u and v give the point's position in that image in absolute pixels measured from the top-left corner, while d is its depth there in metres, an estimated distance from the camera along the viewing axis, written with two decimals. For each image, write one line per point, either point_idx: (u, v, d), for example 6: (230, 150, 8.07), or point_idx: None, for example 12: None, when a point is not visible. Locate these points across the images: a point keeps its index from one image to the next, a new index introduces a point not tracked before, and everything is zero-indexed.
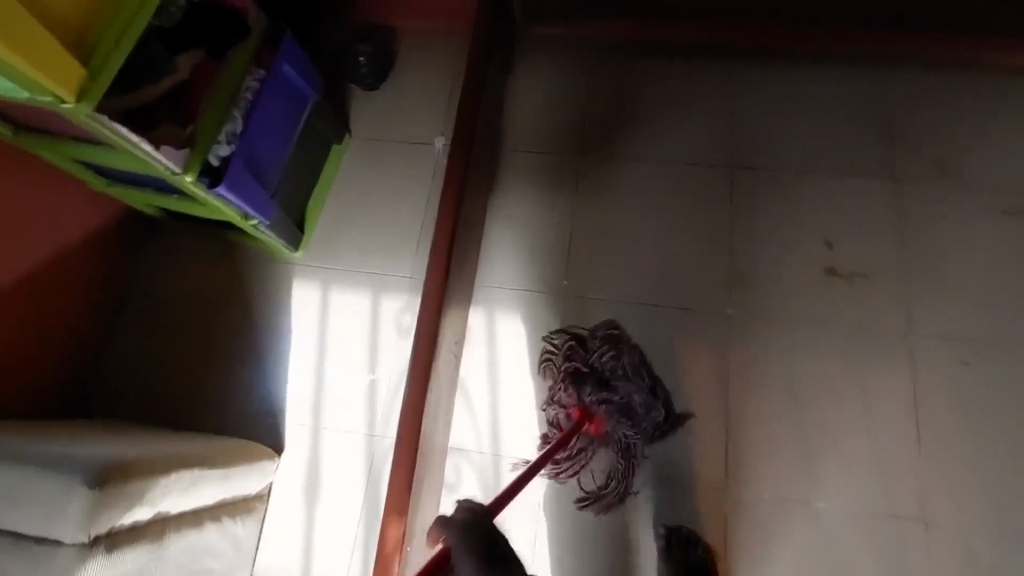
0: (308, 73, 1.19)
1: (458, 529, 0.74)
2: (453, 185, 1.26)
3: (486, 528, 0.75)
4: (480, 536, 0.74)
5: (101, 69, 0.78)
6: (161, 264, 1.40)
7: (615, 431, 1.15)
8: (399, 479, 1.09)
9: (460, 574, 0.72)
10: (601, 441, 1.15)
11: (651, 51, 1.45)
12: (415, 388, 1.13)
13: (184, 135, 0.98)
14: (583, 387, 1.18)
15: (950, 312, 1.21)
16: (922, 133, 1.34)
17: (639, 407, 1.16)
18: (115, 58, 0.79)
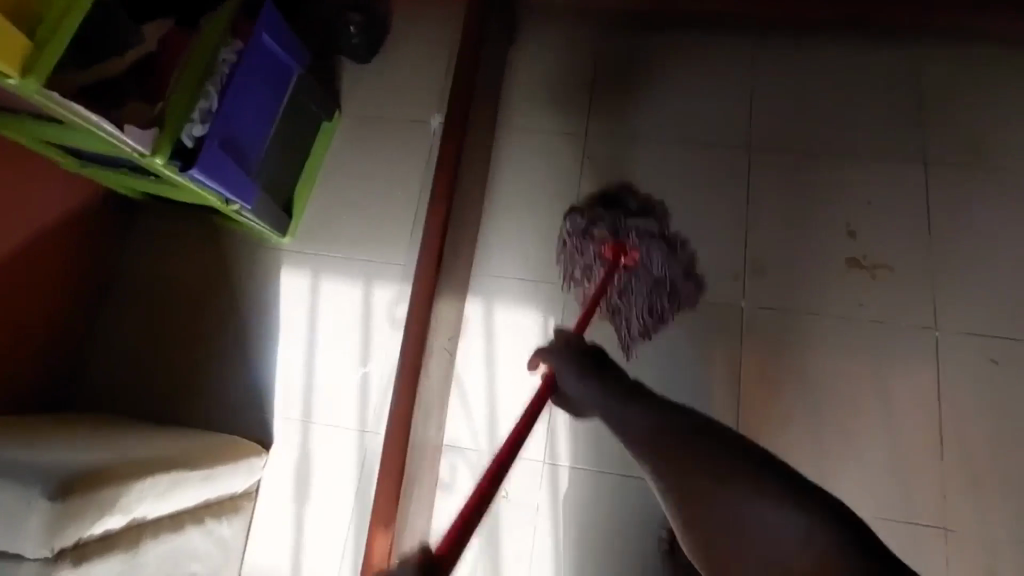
0: (292, 44, 1.10)
1: (559, 354, 0.87)
2: (446, 166, 1.16)
3: (580, 349, 0.87)
4: (578, 354, 0.86)
5: (46, 42, 0.70)
6: (144, 249, 1.33)
7: (651, 258, 1.17)
8: (386, 490, 1.02)
9: (568, 382, 0.85)
10: (638, 271, 1.16)
11: (663, 24, 1.35)
12: (403, 392, 1.05)
13: (152, 114, 0.90)
14: (614, 226, 1.18)
15: (980, 309, 1.13)
16: (957, 115, 1.24)
17: (663, 244, 1.18)
18: (61, 29, 0.71)
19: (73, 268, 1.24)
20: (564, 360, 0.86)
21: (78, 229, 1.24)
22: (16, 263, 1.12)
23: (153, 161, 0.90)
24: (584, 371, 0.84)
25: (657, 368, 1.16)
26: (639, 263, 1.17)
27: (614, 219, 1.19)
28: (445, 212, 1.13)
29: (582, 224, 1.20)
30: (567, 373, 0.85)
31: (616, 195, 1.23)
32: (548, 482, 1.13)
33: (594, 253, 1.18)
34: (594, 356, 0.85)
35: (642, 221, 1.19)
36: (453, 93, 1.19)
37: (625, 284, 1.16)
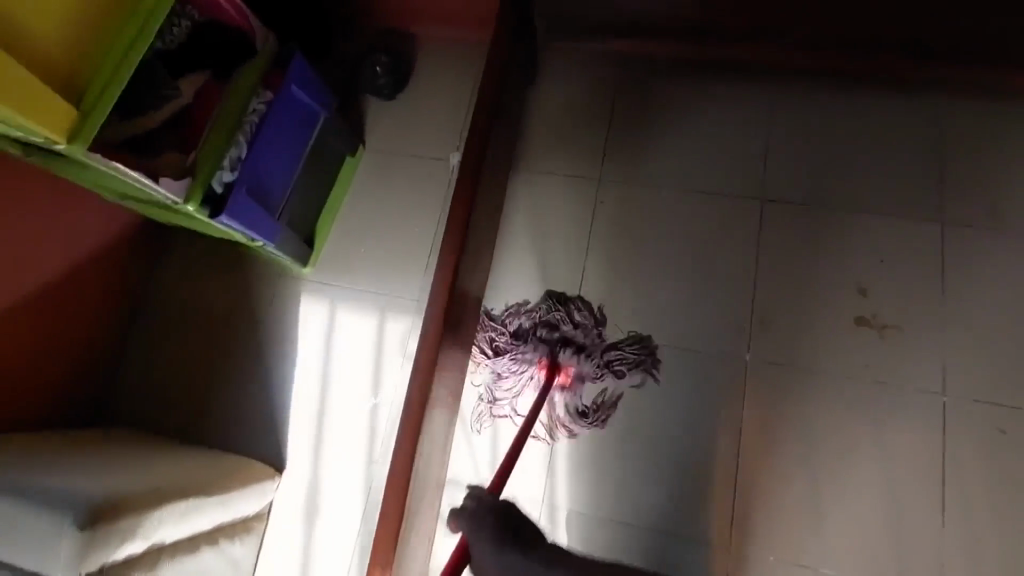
0: (318, 90, 1.15)
1: (470, 519, 0.89)
2: (460, 208, 1.16)
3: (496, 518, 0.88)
4: (492, 520, 0.88)
5: (90, 109, 0.76)
6: (176, 273, 1.40)
7: (593, 358, 1.18)
8: (386, 528, 1.03)
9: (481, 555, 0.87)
10: (580, 373, 1.17)
11: (682, 70, 1.36)
12: (406, 437, 1.07)
13: (186, 164, 0.96)
14: (542, 333, 1.20)
15: (990, 375, 1.12)
16: (977, 174, 1.22)
17: (591, 334, 1.20)
18: (104, 98, 0.77)
19: (108, 290, 1.32)
20: (477, 524, 0.88)
21: (114, 254, 1.31)
22: (58, 288, 1.20)
23: (186, 208, 0.96)
24: (499, 541, 0.86)
25: (658, 414, 1.18)
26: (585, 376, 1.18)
27: (561, 330, 1.20)
28: (457, 256, 1.13)
29: (514, 333, 1.21)
30: (484, 550, 0.86)
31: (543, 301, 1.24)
32: (547, 522, 1.16)
33: (532, 365, 1.18)
34: (506, 522, 0.88)
35: (569, 324, 1.21)
36: (471, 131, 1.18)
37: (574, 389, 1.17)
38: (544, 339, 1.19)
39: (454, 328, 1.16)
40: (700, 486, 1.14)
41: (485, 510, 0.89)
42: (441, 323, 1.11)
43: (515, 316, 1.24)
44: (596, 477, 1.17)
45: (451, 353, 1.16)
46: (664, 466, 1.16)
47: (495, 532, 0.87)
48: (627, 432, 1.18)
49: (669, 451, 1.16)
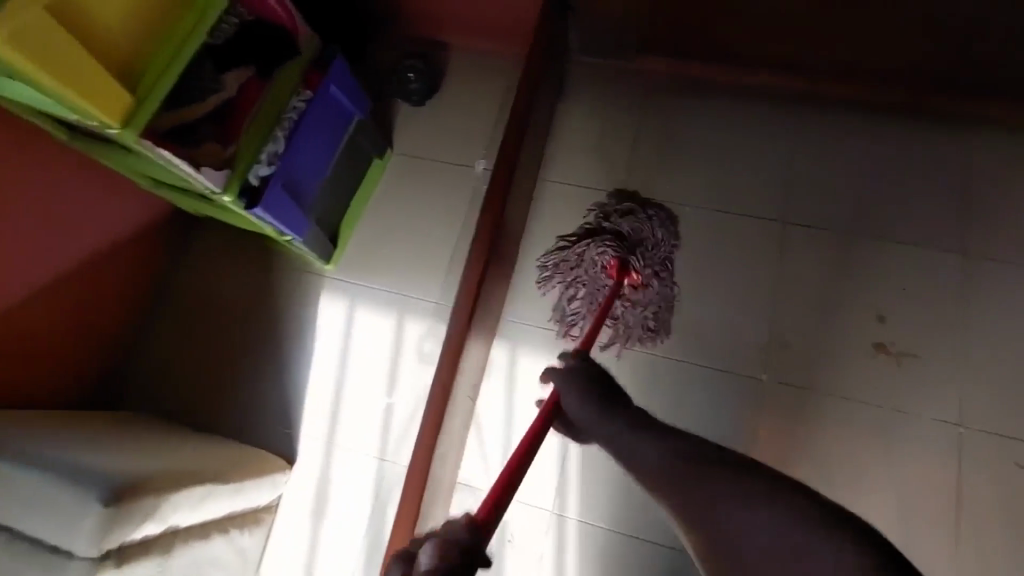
0: (355, 93, 1.18)
1: (565, 375, 0.88)
2: (491, 211, 1.19)
3: (590, 376, 0.88)
4: (585, 375, 0.88)
5: (143, 97, 0.79)
6: (199, 262, 1.43)
7: (662, 268, 1.13)
8: (402, 520, 1.06)
9: (570, 408, 0.87)
10: (649, 282, 1.12)
11: (709, 92, 1.38)
12: (427, 430, 1.09)
13: (225, 156, 0.98)
14: (620, 232, 1.14)
15: (1008, 409, 1.11)
16: (999, 210, 1.23)
17: (665, 243, 1.15)
18: (157, 86, 0.79)
19: (134, 276, 1.35)
20: (569, 379, 0.88)
21: (142, 240, 1.34)
22: (88, 270, 1.23)
23: (223, 199, 0.98)
24: (589, 392, 0.85)
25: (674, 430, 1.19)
26: (647, 283, 1.13)
27: (629, 233, 1.14)
28: (486, 256, 1.17)
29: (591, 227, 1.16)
30: (572, 402, 0.86)
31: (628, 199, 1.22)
32: (555, 531, 1.16)
33: (603, 265, 1.12)
34: (599, 378, 0.87)
35: (646, 227, 1.15)
36: (504, 139, 1.21)
37: (641, 290, 1.13)
38: (622, 235, 1.14)
39: (477, 327, 1.19)
40: None
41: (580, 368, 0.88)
42: (465, 326, 1.14)
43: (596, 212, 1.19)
44: (608, 489, 1.17)
45: (470, 356, 1.18)
46: None
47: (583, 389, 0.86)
48: None
49: None
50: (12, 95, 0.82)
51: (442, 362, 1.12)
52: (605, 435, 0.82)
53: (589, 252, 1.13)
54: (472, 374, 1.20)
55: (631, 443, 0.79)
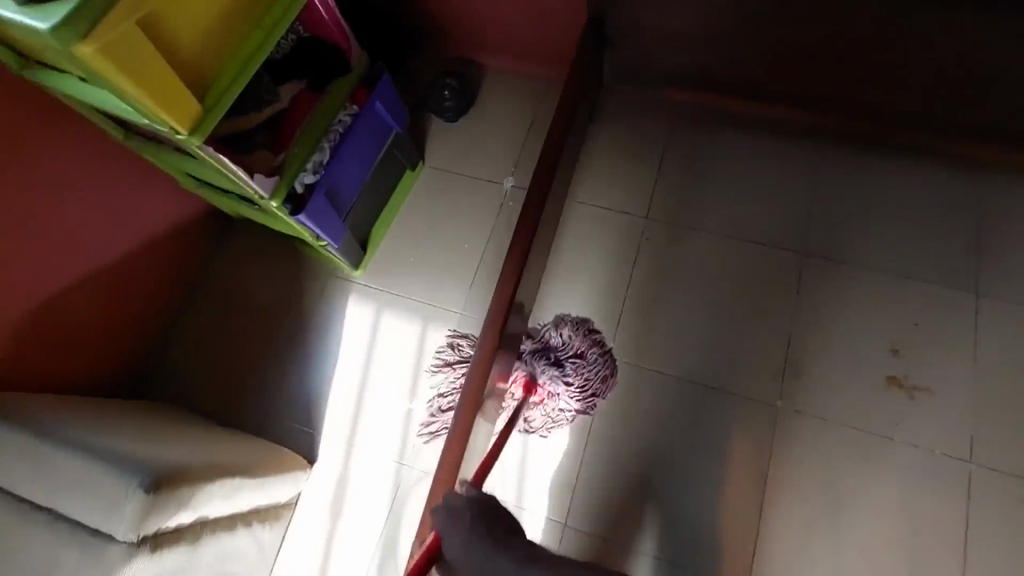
0: (397, 109, 1.23)
1: (448, 514, 0.85)
2: (525, 225, 1.21)
3: (480, 509, 0.85)
4: (473, 514, 0.84)
5: (209, 106, 0.84)
6: (230, 262, 1.47)
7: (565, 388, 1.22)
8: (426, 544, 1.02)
9: (451, 546, 0.82)
10: (549, 400, 1.23)
11: (734, 124, 1.43)
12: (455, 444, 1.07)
13: (275, 162, 1.04)
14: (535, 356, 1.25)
15: (1018, 448, 1.13)
16: (1015, 252, 1.26)
17: (576, 366, 1.23)
18: (224, 98, 0.85)
19: (171, 271, 1.39)
20: (454, 517, 0.84)
21: (181, 237, 1.39)
22: (128, 262, 1.27)
23: (270, 204, 1.03)
24: (472, 533, 0.81)
25: (687, 451, 1.22)
26: (548, 399, 1.23)
27: (540, 354, 1.24)
28: (519, 267, 1.18)
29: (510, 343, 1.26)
30: (457, 547, 0.82)
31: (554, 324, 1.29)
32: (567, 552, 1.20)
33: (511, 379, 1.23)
34: (485, 515, 0.84)
35: (558, 349, 1.25)
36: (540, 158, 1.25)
37: (545, 406, 1.23)
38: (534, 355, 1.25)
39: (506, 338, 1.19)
40: (720, 523, 1.17)
41: (466, 503, 0.86)
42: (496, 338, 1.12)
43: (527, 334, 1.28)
44: (620, 509, 1.21)
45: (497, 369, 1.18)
46: (690, 501, 1.19)
47: (467, 529, 0.82)
48: (654, 468, 1.22)
49: (694, 492, 1.20)
50: (82, 95, 0.86)
51: (469, 378, 1.09)
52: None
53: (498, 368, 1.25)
54: (497, 391, 1.19)
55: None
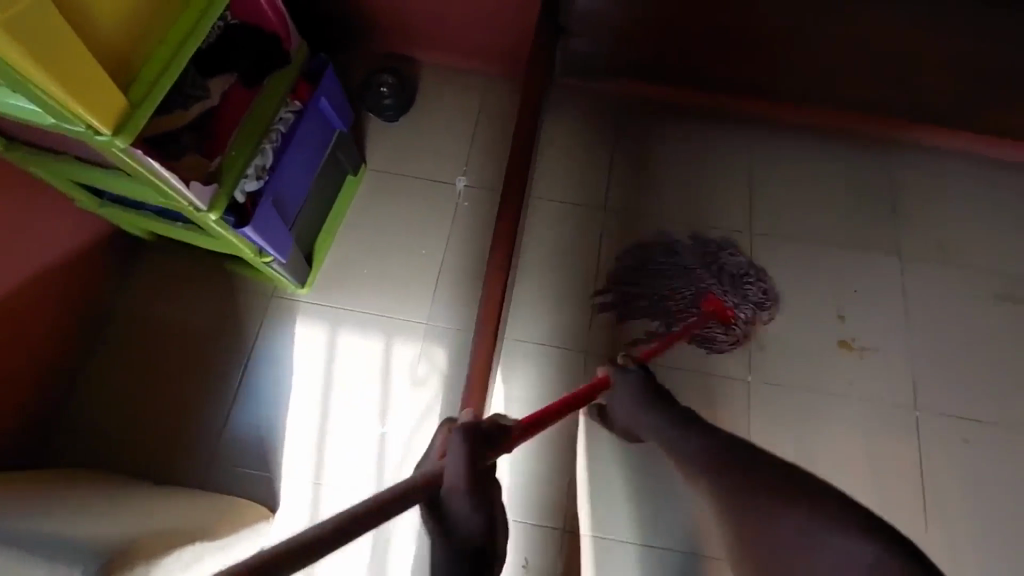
0: (343, 107, 1.13)
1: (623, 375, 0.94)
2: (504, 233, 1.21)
3: (647, 378, 0.93)
4: (643, 381, 0.92)
5: (155, 78, 0.73)
6: (144, 290, 1.26)
7: (744, 313, 1.30)
8: None
9: (614, 396, 0.94)
10: (728, 323, 1.29)
11: (675, 113, 1.48)
12: None
13: (210, 169, 0.89)
14: (716, 283, 1.31)
15: (950, 391, 1.27)
16: (923, 218, 1.42)
17: (748, 295, 1.31)
18: (172, 69, 0.74)
19: (69, 308, 1.17)
20: (625, 380, 0.93)
21: (78, 267, 1.17)
22: (12, 304, 1.04)
23: (208, 217, 0.88)
24: (638, 392, 0.91)
25: None
26: (733, 322, 1.29)
27: (724, 275, 1.32)
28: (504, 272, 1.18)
29: (685, 251, 1.35)
30: (619, 399, 0.93)
31: (716, 245, 1.36)
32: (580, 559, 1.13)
33: (697, 298, 1.30)
34: (653, 383, 0.92)
35: (732, 274, 1.33)
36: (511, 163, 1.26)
37: (726, 326, 1.29)
38: (717, 275, 1.32)
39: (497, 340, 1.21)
40: None
41: (637, 373, 0.93)
42: (490, 348, 1.13)
43: (701, 249, 1.35)
44: (625, 506, 1.16)
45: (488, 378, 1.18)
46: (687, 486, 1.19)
47: (631, 390, 0.92)
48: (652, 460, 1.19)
49: None
50: None
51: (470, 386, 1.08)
52: (641, 422, 0.89)
53: (681, 277, 1.32)
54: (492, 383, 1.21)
55: (669, 435, 0.84)
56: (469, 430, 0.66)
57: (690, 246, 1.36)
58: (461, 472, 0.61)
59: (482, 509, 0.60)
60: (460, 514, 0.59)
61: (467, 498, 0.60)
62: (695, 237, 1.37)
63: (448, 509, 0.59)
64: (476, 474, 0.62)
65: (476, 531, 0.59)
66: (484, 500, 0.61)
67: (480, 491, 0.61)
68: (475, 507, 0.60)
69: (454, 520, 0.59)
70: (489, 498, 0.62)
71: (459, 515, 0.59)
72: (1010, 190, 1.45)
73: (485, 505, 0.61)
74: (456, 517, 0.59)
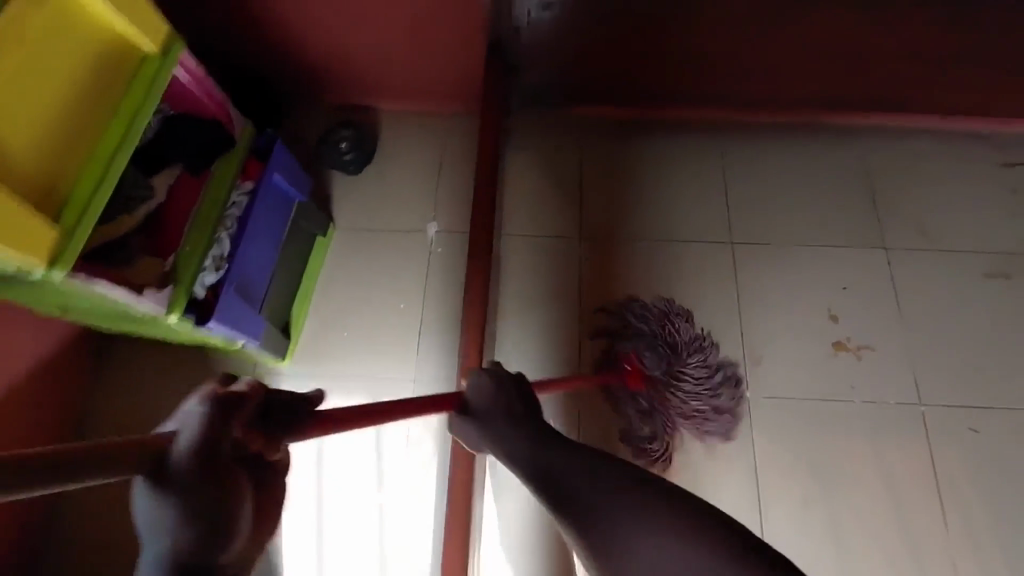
0: (298, 177, 1.10)
1: (490, 387, 0.62)
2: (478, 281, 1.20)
3: (520, 395, 0.61)
4: (516, 392, 0.61)
5: (103, 170, 0.75)
6: (122, 384, 1.23)
7: (655, 428, 1.19)
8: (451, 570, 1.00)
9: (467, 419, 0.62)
10: (624, 410, 1.21)
11: (641, 128, 1.45)
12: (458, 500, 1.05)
13: (164, 270, 0.86)
14: (656, 388, 1.21)
15: (953, 380, 1.25)
16: (903, 204, 1.39)
17: (671, 423, 1.20)
18: (117, 156, 0.76)
19: (47, 416, 1.14)
20: (489, 393, 0.62)
21: (51, 372, 1.14)
22: None
23: (167, 319, 0.85)
24: (512, 421, 0.58)
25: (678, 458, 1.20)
26: (631, 415, 1.20)
27: (675, 383, 1.21)
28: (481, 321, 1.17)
29: (686, 342, 1.24)
30: (477, 414, 0.61)
31: (717, 362, 1.25)
32: None
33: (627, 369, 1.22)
34: (526, 402, 0.60)
35: (682, 395, 1.21)
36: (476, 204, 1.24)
37: (628, 407, 1.21)
38: (674, 385, 1.21)
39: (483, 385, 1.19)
40: None
41: (499, 381, 0.62)
42: None
43: (706, 355, 1.24)
44: None
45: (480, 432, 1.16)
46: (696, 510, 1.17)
47: (492, 405, 0.61)
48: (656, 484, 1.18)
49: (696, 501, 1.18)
50: None
51: None
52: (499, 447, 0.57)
53: (657, 354, 1.22)
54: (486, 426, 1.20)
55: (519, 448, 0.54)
56: (234, 403, 0.40)
57: (694, 342, 1.25)
58: (189, 434, 0.38)
59: (209, 512, 0.37)
60: (164, 519, 0.37)
61: (186, 490, 0.37)
62: (712, 341, 1.27)
63: (148, 503, 0.37)
64: (213, 447, 0.38)
65: (188, 554, 0.37)
66: (224, 517, 0.38)
67: (209, 485, 0.37)
68: (198, 516, 0.37)
69: (150, 516, 0.37)
70: (225, 493, 0.38)
71: (164, 520, 0.37)
72: (988, 162, 1.42)
73: (207, 511, 0.37)
74: (158, 515, 0.37)
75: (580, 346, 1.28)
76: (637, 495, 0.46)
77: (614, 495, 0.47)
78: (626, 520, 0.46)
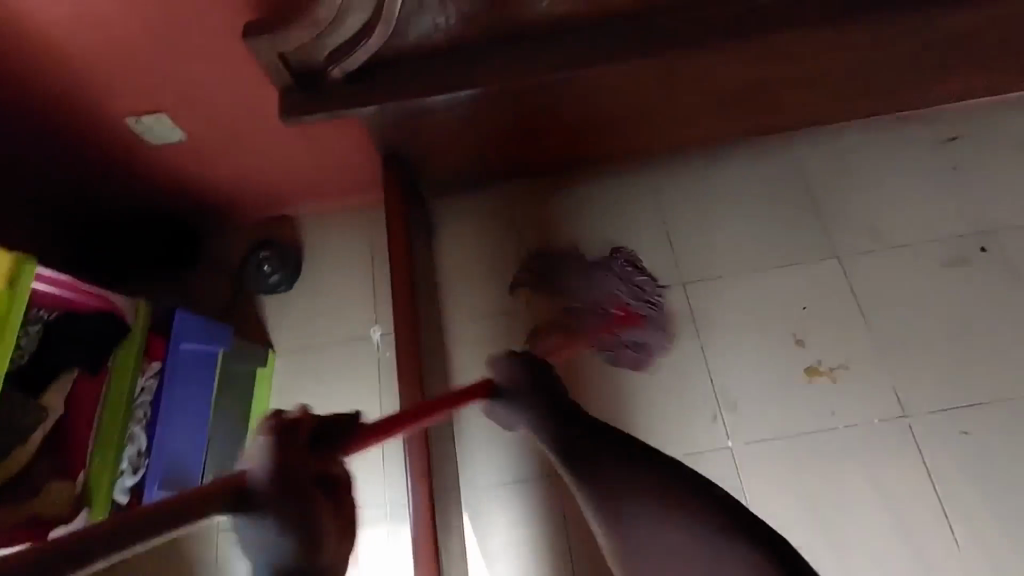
0: (213, 332, 1.08)
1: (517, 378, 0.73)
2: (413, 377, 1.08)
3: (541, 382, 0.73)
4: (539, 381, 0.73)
5: None
6: None
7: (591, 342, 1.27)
8: None
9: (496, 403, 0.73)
10: (566, 332, 1.29)
11: (568, 182, 1.42)
12: None
13: (77, 489, 0.91)
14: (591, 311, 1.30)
15: (930, 383, 1.20)
16: (846, 206, 1.36)
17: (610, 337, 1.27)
18: None
19: None
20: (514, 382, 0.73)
21: None
22: None
23: None
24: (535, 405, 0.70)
25: None
26: (570, 336, 1.28)
27: (606, 300, 1.29)
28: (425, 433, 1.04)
29: (620, 270, 1.32)
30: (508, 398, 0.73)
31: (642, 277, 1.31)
32: None
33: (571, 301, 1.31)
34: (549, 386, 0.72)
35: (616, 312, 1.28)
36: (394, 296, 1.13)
37: (569, 331, 1.29)
38: (607, 305, 1.29)
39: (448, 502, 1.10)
40: None
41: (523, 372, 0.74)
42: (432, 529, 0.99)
43: (638, 279, 1.31)
44: None
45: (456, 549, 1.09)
46: None
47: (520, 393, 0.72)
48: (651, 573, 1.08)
49: None
50: None
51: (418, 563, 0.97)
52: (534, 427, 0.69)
53: (595, 284, 1.32)
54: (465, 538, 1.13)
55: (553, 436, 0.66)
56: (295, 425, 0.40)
57: (624, 269, 1.32)
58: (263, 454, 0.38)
59: (298, 518, 0.36)
60: (268, 534, 0.35)
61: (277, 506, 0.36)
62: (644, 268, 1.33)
63: (248, 528, 0.36)
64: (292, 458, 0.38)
65: (286, 564, 0.35)
66: (313, 522, 0.36)
67: (297, 493, 0.37)
68: (293, 526, 0.36)
69: (257, 539, 0.36)
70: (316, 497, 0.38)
71: (263, 539, 0.35)
72: (921, 145, 1.40)
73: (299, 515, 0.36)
74: (261, 537, 0.35)
75: (514, 320, 1.31)
76: (649, 481, 0.59)
77: (623, 468, 0.61)
78: (637, 506, 0.58)
